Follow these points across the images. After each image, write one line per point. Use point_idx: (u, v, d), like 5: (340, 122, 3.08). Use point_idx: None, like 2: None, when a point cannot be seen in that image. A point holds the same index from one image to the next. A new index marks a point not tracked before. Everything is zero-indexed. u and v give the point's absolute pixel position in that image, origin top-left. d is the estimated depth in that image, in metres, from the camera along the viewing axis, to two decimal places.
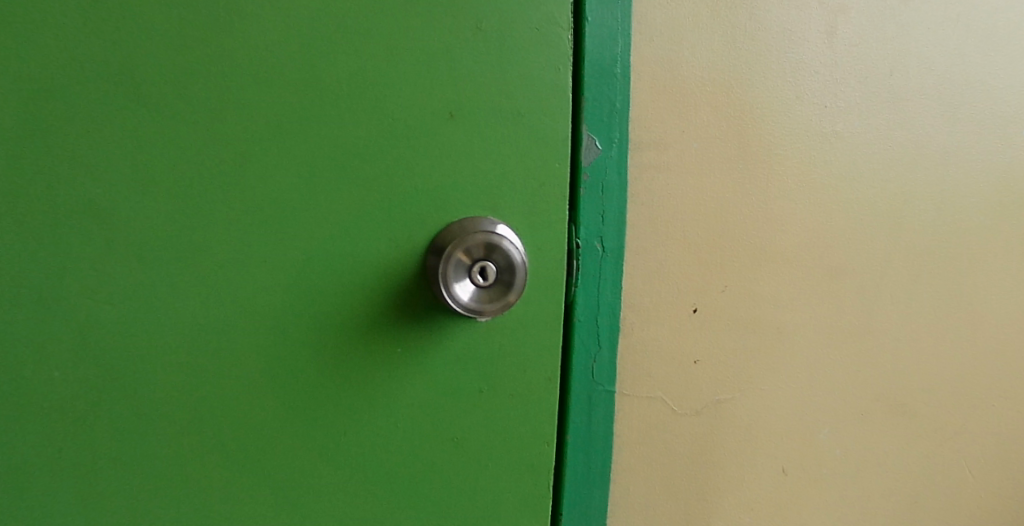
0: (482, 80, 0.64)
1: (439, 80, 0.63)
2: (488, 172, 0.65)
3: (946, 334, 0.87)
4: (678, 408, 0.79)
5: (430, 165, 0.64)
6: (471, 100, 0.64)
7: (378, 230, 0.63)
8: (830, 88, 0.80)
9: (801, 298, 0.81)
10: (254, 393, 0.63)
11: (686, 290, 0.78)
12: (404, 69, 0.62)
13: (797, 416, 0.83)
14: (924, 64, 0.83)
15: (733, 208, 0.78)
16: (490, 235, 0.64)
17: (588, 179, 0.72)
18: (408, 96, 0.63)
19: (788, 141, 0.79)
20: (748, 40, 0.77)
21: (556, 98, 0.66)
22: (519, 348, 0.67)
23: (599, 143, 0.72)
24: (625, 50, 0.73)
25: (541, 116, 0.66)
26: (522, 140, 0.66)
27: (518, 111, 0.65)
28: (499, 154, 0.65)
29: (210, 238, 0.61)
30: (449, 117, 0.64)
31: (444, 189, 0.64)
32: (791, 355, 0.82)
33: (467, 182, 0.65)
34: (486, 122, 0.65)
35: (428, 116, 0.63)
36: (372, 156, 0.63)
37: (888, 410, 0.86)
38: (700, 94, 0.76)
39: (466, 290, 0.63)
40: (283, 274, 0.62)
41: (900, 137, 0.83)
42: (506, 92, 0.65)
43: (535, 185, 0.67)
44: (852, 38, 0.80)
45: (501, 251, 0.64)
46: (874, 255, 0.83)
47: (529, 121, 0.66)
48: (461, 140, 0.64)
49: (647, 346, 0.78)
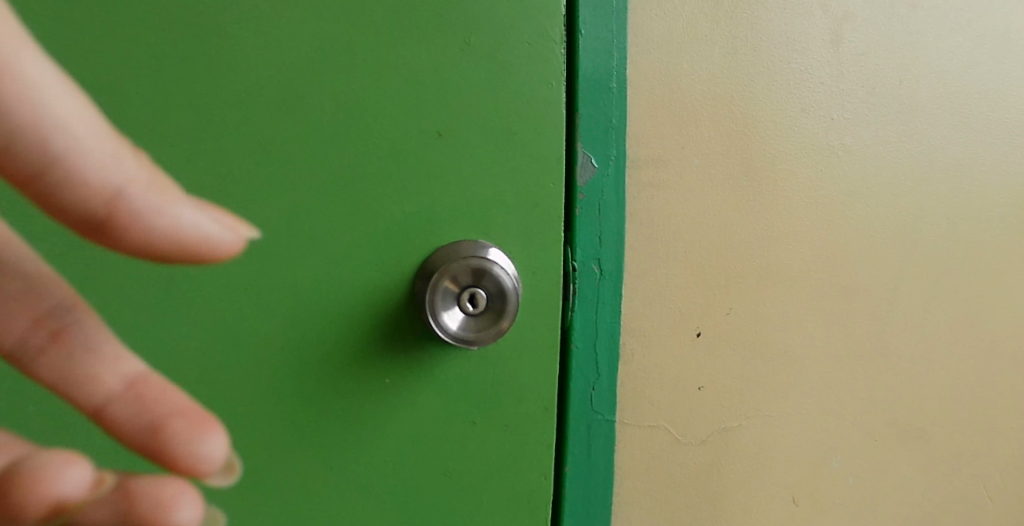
0: (472, 98, 0.61)
1: (426, 98, 0.60)
2: (479, 195, 0.62)
3: (963, 354, 0.83)
4: (683, 437, 0.75)
5: (418, 187, 0.61)
6: (460, 117, 0.61)
7: (364, 256, 0.61)
8: (836, 100, 0.77)
9: (810, 319, 0.78)
10: (238, 426, 0.61)
11: (689, 313, 0.74)
12: (389, 87, 0.60)
13: (808, 443, 0.79)
14: (935, 73, 0.79)
15: (737, 227, 0.75)
16: (481, 261, 0.61)
17: (585, 199, 0.69)
18: (394, 115, 0.60)
19: (793, 156, 0.76)
20: (749, 50, 0.74)
21: (549, 115, 0.63)
22: (514, 377, 0.64)
23: (595, 162, 0.69)
24: (621, 64, 0.69)
25: (534, 135, 0.63)
26: (515, 161, 0.63)
27: (510, 131, 0.62)
28: (490, 175, 0.62)
29: (188, 268, 0.58)
30: (438, 136, 0.61)
31: (432, 212, 0.61)
32: (800, 379, 0.78)
33: (458, 205, 0.62)
34: (476, 142, 0.62)
35: (414, 136, 0.60)
36: (356, 178, 0.60)
37: (905, 434, 0.82)
38: (700, 109, 0.73)
39: (455, 318, 0.61)
40: (266, 303, 0.60)
41: (912, 148, 0.79)
42: (497, 109, 0.62)
43: (530, 206, 0.63)
44: (859, 46, 0.77)
45: (492, 277, 0.61)
46: (887, 273, 0.79)
47: (521, 140, 0.62)
48: (450, 160, 0.61)
49: (649, 372, 0.74)
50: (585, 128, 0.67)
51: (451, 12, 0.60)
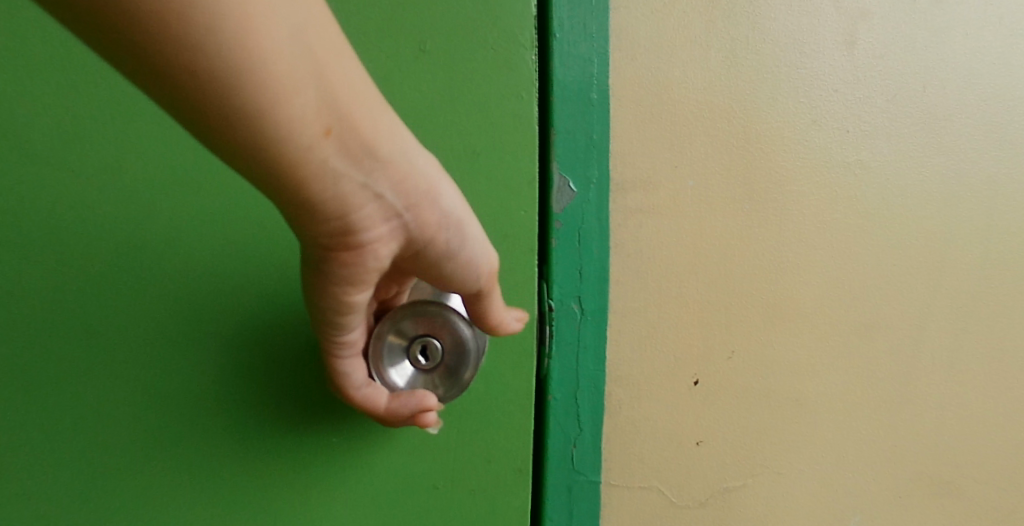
0: (429, 118, 0.56)
1: None
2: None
3: (1002, 401, 0.73)
4: (678, 499, 0.66)
5: None
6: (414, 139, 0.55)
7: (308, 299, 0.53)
8: (853, 111, 0.67)
9: (824, 362, 0.68)
10: (172, 491, 0.54)
11: (685, 357, 0.65)
12: None
13: (824, 503, 0.69)
14: (965, 78, 0.69)
15: (738, 257, 0.65)
16: (434, 308, 0.52)
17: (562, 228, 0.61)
18: None
19: (803, 175, 0.66)
20: (751, 53, 0.64)
21: (522, 131, 0.57)
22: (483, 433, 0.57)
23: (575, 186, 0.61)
24: (601, 72, 0.61)
25: (504, 155, 0.56)
26: (480, 186, 0.56)
27: (476, 152, 0.56)
28: None
29: (125, 314, 0.53)
30: None
31: None
32: (814, 431, 0.68)
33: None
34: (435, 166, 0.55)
35: None
36: None
37: (934, 490, 0.72)
38: (695, 122, 0.64)
39: (406, 372, 0.52)
40: (207, 350, 0.54)
41: (940, 164, 0.69)
42: (459, 127, 0.56)
43: (499, 235, 0.57)
44: (876, 48, 0.67)
45: (448, 323, 0.52)
46: (912, 306, 0.69)
47: (485, 162, 0.56)
48: None
49: (640, 425, 0.64)
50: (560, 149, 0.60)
51: (404, 18, 0.55)
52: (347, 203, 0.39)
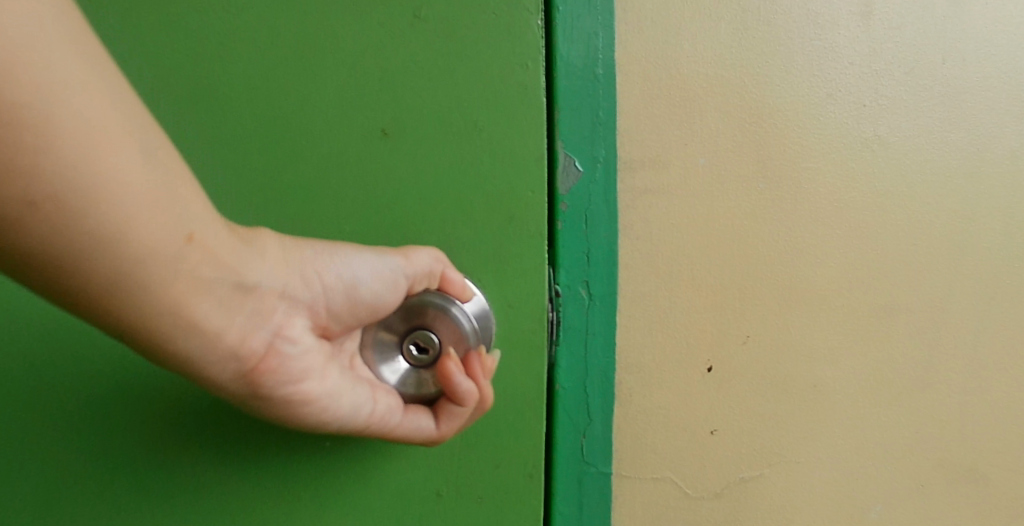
0: (430, 97, 0.55)
1: (372, 84, 0.54)
2: (447, 206, 0.55)
3: None
4: (693, 490, 0.63)
5: (362, 190, 0.55)
6: (409, 114, 0.55)
7: None
8: (870, 83, 0.64)
9: (840, 346, 0.65)
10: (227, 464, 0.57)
11: (698, 343, 0.62)
12: (330, 68, 0.54)
13: (845, 492, 0.66)
14: (985, 48, 0.66)
15: (751, 239, 0.63)
16: (426, 301, 0.54)
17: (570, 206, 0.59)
18: (335, 109, 0.54)
19: (819, 152, 0.63)
20: (763, 25, 0.62)
21: (523, 102, 0.55)
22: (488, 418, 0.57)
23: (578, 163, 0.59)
24: (607, 46, 0.59)
25: (506, 130, 0.55)
26: (489, 163, 0.55)
27: (483, 127, 0.55)
28: (447, 180, 0.55)
29: None
30: (383, 134, 0.55)
31: (379, 222, 0.55)
32: (833, 420, 0.65)
33: (422, 222, 0.55)
34: (437, 147, 0.55)
35: (355, 134, 0.55)
36: (297, 174, 0.55)
37: (964, 478, 0.68)
38: (706, 97, 0.61)
39: (402, 369, 0.55)
40: (201, 441, 0.57)
41: (960, 139, 0.66)
42: (458, 101, 0.55)
43: (510, 214, 0.55)
44: (893, 19, 0.64)
45: (442, 315, 0.53)
46: (933, 287, 0.67)
47: (488, 139, 0.55)
48: (397, 160, 0.55)
49: (651, 415, 0.62)
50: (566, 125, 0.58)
51: None
52: (228, 312, 0.44)
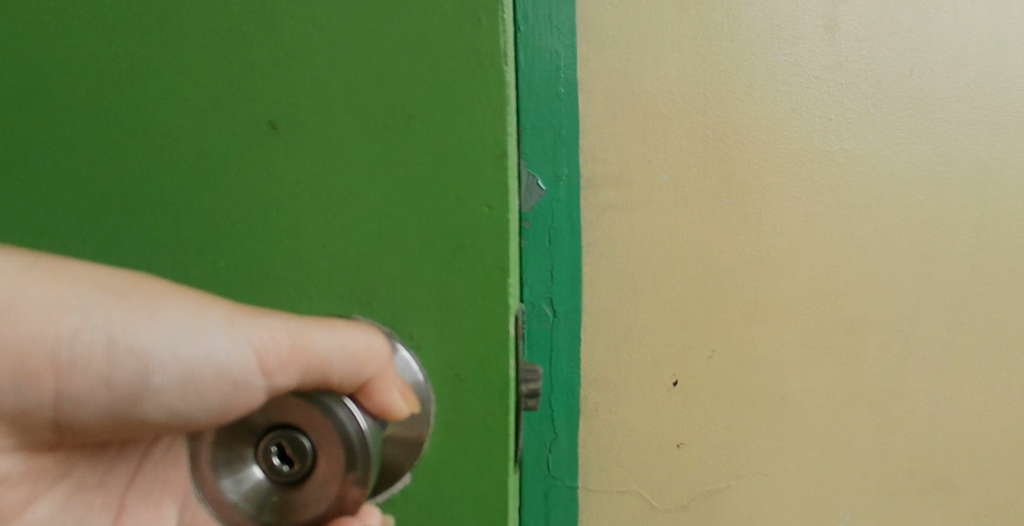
0: (346, 125, 0.47)
1: (281, 62, 0.48)
2: (391, 253, 0.47)
3: (1008, 391, 0.69)
4: (659, 503, 0.64)
5: (243, 181, 0.49)
6: (306, 108, 0.48)
7: (189, 249, 0.49)
8: (835, 97, 0.64)
9: (808, 360, 0.65)
10: None
11: (664, 358, 0.63)
12: (247, 37, 0.48)
13: (813, 502, 0.67)
14: (954, 58, 0.66)
15: (715, 253, 0.63)
16: (313, 406, 0.44)
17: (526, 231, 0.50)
18: (237, 82, 0.48)
19: (784, 167, 0.64)
20: (725, 40, 0.62)
21: (464, 96, 0.46)
22: (431, 483, 0.48)
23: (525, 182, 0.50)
24: (570, 66, 0.60)
25: (425, 135, 0.47)
26: (432, 200, 0.47)
27: (418, 161, 0.47)
28: (342, 185, 0.48)
29: (52, 224, 0.51)
30: (268, 127, 0.48)
31: (253, 218, 0.48)
32: (801, 432, 0.66)
33: (365, 275, 0.47)
34: (334, 146, 0.47)
35: (244, 124, 0.48)
36: (180, 144, 0.49)
37: (935, 484, 0.68)
38: (669, 113, 0.61)
39: (250, 484, 0.45)
40: None
41: (927, 151, 0.66)
42: (376, 91, 0.47)
43: (465, 251, 0.47)
44: (858, 32, 0.65)
45: (324, 429, 0.44)
46: (901, 297, 0.67)
47: (409, 137, 0.47)
48: (283, 158, 0.48)
49: (618, 430, 0.63)
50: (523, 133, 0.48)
51: None
52: None
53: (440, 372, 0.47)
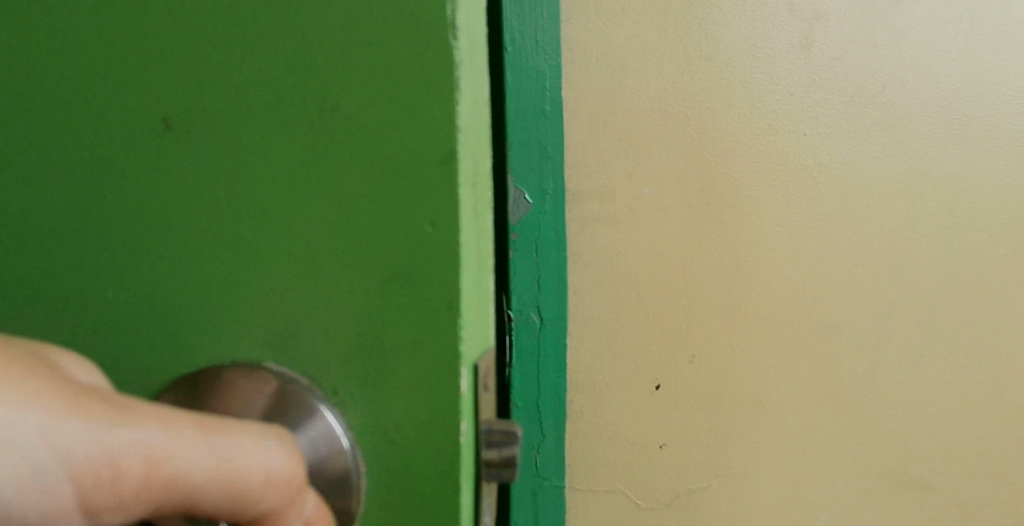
0: (271, 150, 0.45)
1: (203, 84, 0.46)
2: (331, 285, 0.46)
3: (977, 392, 0.72)
4: (643, 502, 0.67)
5: (165, 207, 0.47)
6: (229, 131, 0.46)
7: (109, 277, 0.48)
8: (810, 113, 0.68)
9: (785, 365, 0.68)
10: None
11: (646, 364, 0.66)
12: (167, 56, 0.46)
13: (791, 501, 0.70)
14: (927, 74, 0.69)
15: (695, 263, 0.66)
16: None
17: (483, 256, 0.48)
18: (157, 103, 0.46)
19: (761, 180, 0.67)
20: (704, 59, 0.65)
21: (397, 122, 0.44)
22: (385, 519, 0.46)
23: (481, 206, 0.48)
24: (555, 84, 0.63)
25: (353, 163, 0.45)
26: (374, 233, 0.45)
27: (357, 188, 0.45)
28: (266, 214, 0.46)
29: None
30: (189, 147, 0.46)
31: (176, 245, 0.47)
32: (778, 433, 0.69)
33: (308, 304, 0.46)
34: (257, 171, 0.46)
35: (165, 144, 0.46)
36: (97, 166, 0.47)
37: (907, 483, 0.72)
38: (649, 130, 0.64)
39: None
40: None
41: (899, 164, 0.69)
42: (302, 116, 0.45)
43: (411, 285, 0.45)
44: (832, 51, 0.68)
45: None
46: (874, 304, 0.70)
47: (335, 164, 0.45)
48: (205, 183, 0.46)
49: (602, 431, 0.66)
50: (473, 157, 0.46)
51: None
52: None
53: (388, 410, 0.46)
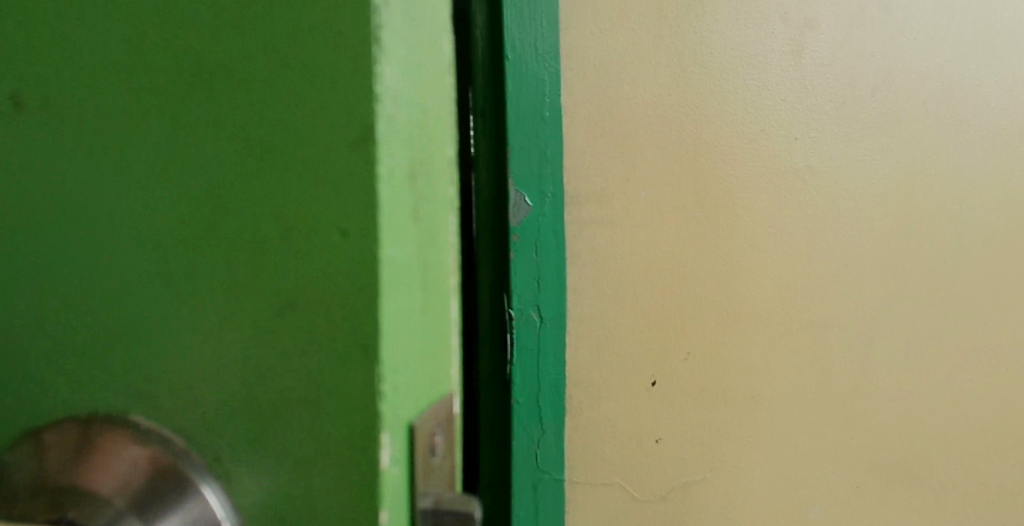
0: (160, 164, 0.40)
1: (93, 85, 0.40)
2: (221, 323, 0.39)
3: (963, 387, 0.75)
4: (640, 494, 0.69)
5: (51, 223, 0.42)
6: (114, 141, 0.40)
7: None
8: (801, 119, 0.70)
9: (777, 362, 0.71)
10: None
11: (643, 361, 0.68)
12: (56, 53, 0.41)
13: (784, 494, 0.72)
14: (914, 80, 0.72)
15: (690, 264, 0.68)
16: None
17: (429, 274, 0.42)
18: (43, 104, 0.41)
19: (754, 183, 0.69)
20: (699, 66, 0.67)
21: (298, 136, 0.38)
22: None
23: (427, 214, 0.41)
24: (554, 91, 0.65)
25: (246, 181, 0.38)
26: (278, 234, 0.38)
27: (250, 211, 0.39)
28: (153, 238, 0.40)
29: None
30: (74, 159, 0.41)
31: (58, 269, 0.42)
32: (771, 427, 0.71)
33: (205, 324, 0.40)
34: (143, 187, 0.40)
35: (51, 151, 0.41)
36: None
37: (897, 476, 0.74)
38: (646, 134, 0.67)
39: None
40: None
41: (888, 167, 0.72)
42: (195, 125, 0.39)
43: (321, 297, 0.38)
44: (823, 58, 0.70)
45: None
46: (864, 302, 0.72)
47: (229, 183, 0.39)
48: (92, 198, 0.41)
49: (600, 426, 0.68)
50: (405, 147, 0.39)
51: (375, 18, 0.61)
52: None
53: (292, 450, 0.39)
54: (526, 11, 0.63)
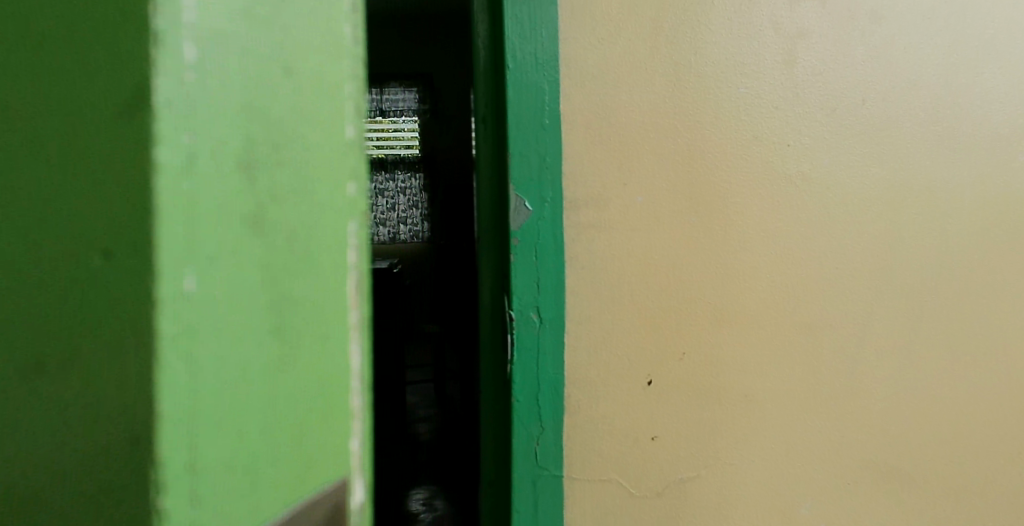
0: None
1: None
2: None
3: (952, 387, 0.77)
4: (636, 490, 0.71)
5: None
6: None
7: None
8: (794, 126, 0.72)
9: (770, 362, 0.73)
10: None
11: (639, 360, 0.70)
12: None
13: (777, 491, 0.74)
14: (903, 88, 0.74)
15: (685, 267, 0.70)
16: None
17: (290, 321, 0.38)
18: None
19: (747, 188, 0.71)
20: (694, 75, 0.70)
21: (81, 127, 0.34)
22: None
23: (285, 249, 0.37)
24: (554, 99, 0.67)
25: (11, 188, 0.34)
26: (47, 231, 0.34)
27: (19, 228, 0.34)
28: None
29: None
30: None
31: None
32: (763, 426, 0.73)
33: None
34: None
35: None
36: None
37: (886, 474, 0.76)
38: (643, 141, 0.69)
39: None
40: None
41: (878, 173, 0.74)
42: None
43: (109, 306, 0.34)
44: (815, 67, 0.72)
45: None
46: (855, 304, 0.74)
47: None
48: None
49: (597, 424, 0.70)
50: (222, 137, 0.35)
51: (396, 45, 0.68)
52: None
53: (54, 497, 0.34)
54: (526, 24, 0.66)
